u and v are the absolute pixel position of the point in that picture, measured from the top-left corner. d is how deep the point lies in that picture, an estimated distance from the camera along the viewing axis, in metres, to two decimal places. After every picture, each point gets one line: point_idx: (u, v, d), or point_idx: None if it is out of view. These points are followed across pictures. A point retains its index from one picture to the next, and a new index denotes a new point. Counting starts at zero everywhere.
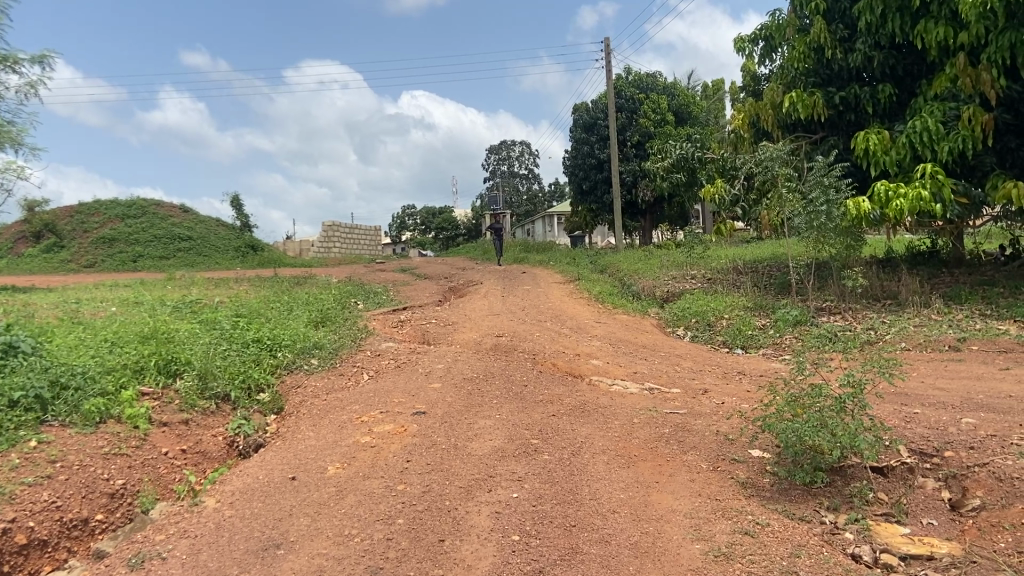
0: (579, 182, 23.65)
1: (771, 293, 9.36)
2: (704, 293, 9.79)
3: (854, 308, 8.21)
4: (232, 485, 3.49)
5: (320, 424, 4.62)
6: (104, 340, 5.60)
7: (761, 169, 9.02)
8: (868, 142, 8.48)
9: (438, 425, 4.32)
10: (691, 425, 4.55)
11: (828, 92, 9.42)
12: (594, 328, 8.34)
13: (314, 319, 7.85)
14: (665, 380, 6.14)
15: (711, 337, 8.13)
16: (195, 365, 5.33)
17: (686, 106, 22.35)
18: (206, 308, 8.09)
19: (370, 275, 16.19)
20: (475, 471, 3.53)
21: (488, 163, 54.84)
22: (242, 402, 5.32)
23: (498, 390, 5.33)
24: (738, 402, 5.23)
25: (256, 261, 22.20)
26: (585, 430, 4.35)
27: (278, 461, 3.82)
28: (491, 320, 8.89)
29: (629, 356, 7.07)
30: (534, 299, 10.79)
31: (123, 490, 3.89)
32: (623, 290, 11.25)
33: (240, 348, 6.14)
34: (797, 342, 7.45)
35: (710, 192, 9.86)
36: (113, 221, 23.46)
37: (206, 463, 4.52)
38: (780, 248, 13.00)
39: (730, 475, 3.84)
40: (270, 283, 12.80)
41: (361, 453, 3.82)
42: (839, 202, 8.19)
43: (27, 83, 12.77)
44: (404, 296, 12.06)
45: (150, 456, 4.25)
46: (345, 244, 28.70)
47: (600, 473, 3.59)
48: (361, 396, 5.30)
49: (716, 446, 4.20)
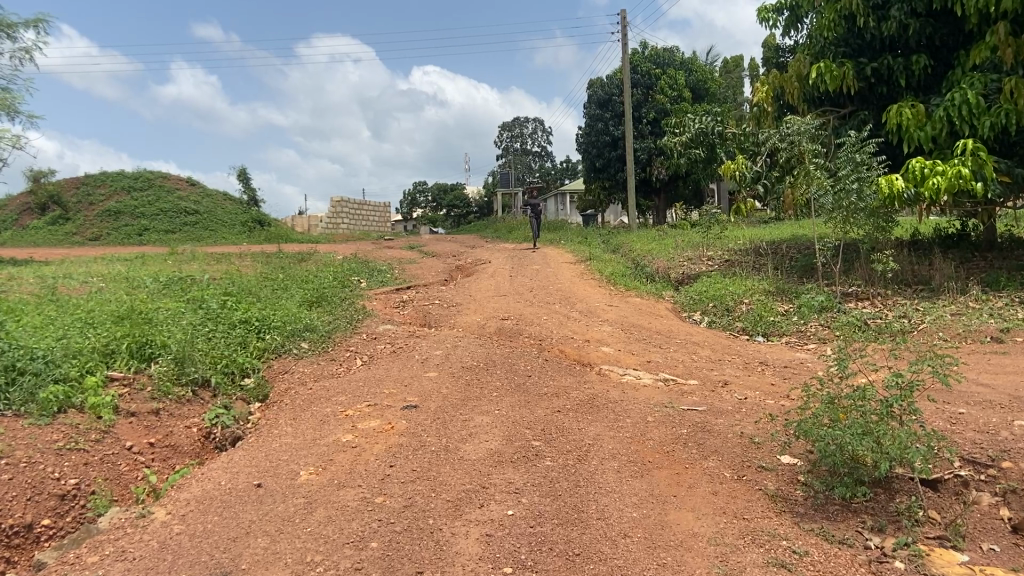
0: (591, 160, 23.08)
1: (794, 277, 8.83)
2: (722, 276, 9.28)
3: (884, 295, 7.71)
4: (190, 491, 3.06)
5: (301, 418, 4.18)
6: (76, 320, 5.18)
7: (786, 145, 8.47)
8: (901, 116, 7.92)
9: (429, 422, 3.88)
10: (712, 425, 4.08)
11: (858, 63, 8.82)
12: (606, 312, 7.88)
13: (309, 299, 7.41)
14: (681, 370, 5.70)
15: (729, 322, 7.65)
16: (172, 349, 4.91)
17: (703, 83, 21.70)
18: (196, 285, 7.66)
19: (376, 252, 15.77)
20: (466, 481, 3.08)
21: (499, 140, 54.15)
22: (223, 388, 4.91)
23: (499, 381, 4.89)
24: (762, 399, 4.77)
25: (262, 236, 21.82)
26: (594, 430, 3.90)
27: (248, 463, 3.39)
28: (497, 302, 8.43)
29: (642, 343, 6.60)
30: (543, 280, 10.32)
31: (75, 492, 3.47)
32: (635, 270, 10.75)
33: (226, 329, 5.73)
34: (824, 331, 6.96)
35: (730, 168, 9.25)
36: (119, 194, 23.09)
37: (176, 458, 4.11)
38: (801, 229, 12.46)
39: (758, 487, 3.39)
40: (271, 260, 12.39)
41: (340, 455, 3.39)
42: (871, 180, 7.65)
43: (21, 48, 12.30)
44: (410, 274, 11.64)
45: (111, 451, 3.82)
46: (354, 220, 28.28)
47: (610, 485, 3.14)
48: (350, 385, 4.85)
49: (740, 451, 3.74)
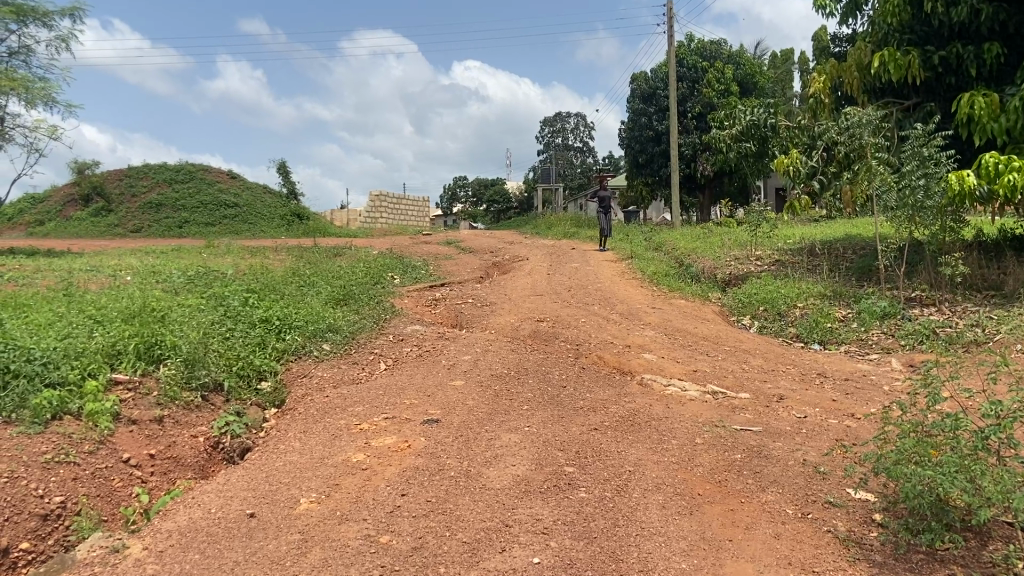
0: (634, 154, 22.49)
1: (852, 280, 8.26)
2: (773, 277, 8.73)
3: (952, 301, 7.13)
4: (175, 520, 2.71)
5: (311, 431, 3.81)
6: (85, 317, 4.91)
7: (846, 139, 7.88)
8: (974, 107, 7.29)
9: (451, 440, 3.48)
10: (769, 450, 3.62)
11: (924, 51, 8.18)
12: (648, 314, 7.41)
13: (336, 297, 7.07)
14: (730, 382, 5.23)
15: (781, 328, 7.14)
16: (182, 350, 4.58)
17: (751, 77, 20.96)
18: (221, 280, 7.38)
19: (413, 247, 15.49)
20: (487, 517, 2.66)
21: (541, 135, 53.59)
22: (237, 393, 4.60)
23: (531, 392, 4.47)
24: (824, 421, 4.29)
25: (301, 230, 21.73)
26: (635, 453, 3.47)
27: (245, 485, 3.02)
28: (533, 302, 8.00)
29: (687, 350, 6.12)
30: (582, 279, 9.88)
31: (60, 511, 3.16)
32: (680, 268, 10.23)
33: (245, 329, 5.42)
34: (887, 340, 6.44)
35: (783, 162, 8.65)
36: (161, 185, 23.20)
37: (178, 472, 3.79)
38: (857, 229, 11.80)
39: (825, 528, 2.94)
40: (305, 254, 12.13)
41: (346, 479, 3.01)
42: (939, 176, 7.07)
43: (58, 38, 12.22)
44: (444, 271, 11.29)
45: (104, 464, 3.51)
46: (393, 215, 28.07)
47: (653, 525, 2.71)
48: (369, 393, 4.48)
49: (803, 483, 3.28)
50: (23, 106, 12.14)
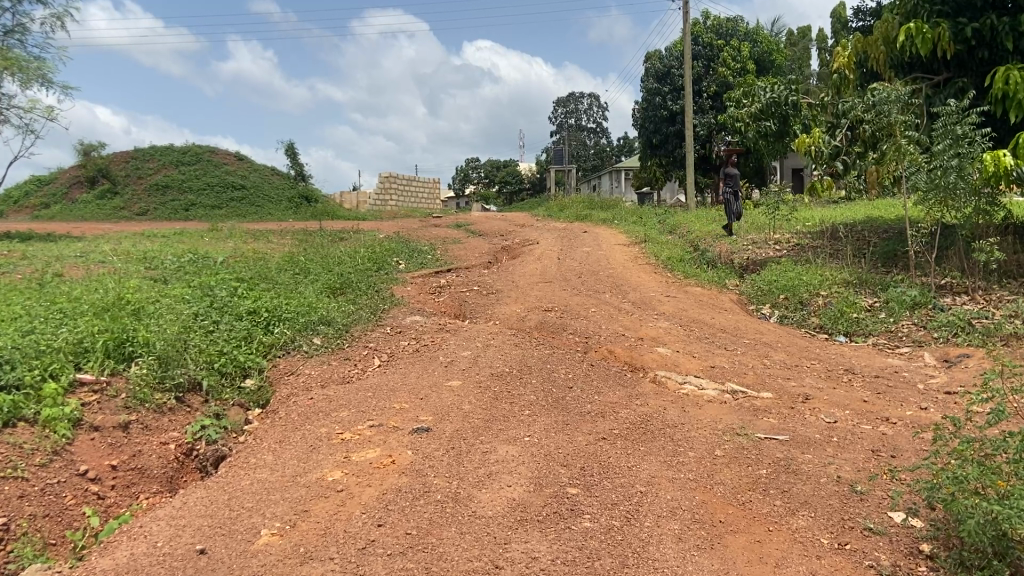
0: (648, 135, 21.94)
1: (878, 267, 7.79)
2: (793, 263, 8.27)
3: (987, 289, 6.67)
4: (114, 558, 2.37)
5: (288, 441, 3.43)
6: (55, 311, 4.55)
7: (872, 116, 7.37)
8: (1010, 82, 6.78)
9: (441, 454, 3.10)
10: (798, 465, 3.21)
11: (956, 23, 7.63)
12: (662, 304, 7.00)
13: (332, 285, 6.69)
14: (751, 380, 4.83)
15: (804, 318, 6.71)
16: (156, 348, 4.22)
17: (768, 54, 20.30)
18: (212, 268, 7.01)
19: (421, 230, 15.09)
20: (474, 554, 2.29)
21: (554, 116, 52.89)
22: (217, 393, 4.25)
23: (534, 394, 4.08)
24: (857, 427, 3.89)
25: (309, 213, 21.38)
26: (648, 468, 3.09)
27: (203, 511, 2.67)
28: (541, 290, 7.59)
29: (704, 343, 5.71)
30: (593, 264, 9.46)
31: (2, 534, 2.83)
32: (696, 253, 9.76)
33: (230, 321, 5.06)
34: (919, 332, 6.00)
35: (804, 142, 8.13)
36: (168, 167, 22.88)
37: (143, 485, 3.46)
38: (880, 212, 11.29)
39: (866, 562, 2.52)
40: (308, 238, 11.77)
41: (318, 505, 2.64)
42: (974, 156, 6.58)
43: (52, 15, 11.84)
44: (451, 255, 10.89)
45: (57, 479, 3.18)
46: (403, 197, 27.66)
47: (668, 565, 2.33)
48: (357, 395, 4.10)
49: (838, 505, 2.88)
50: (18, 85, 11.80)
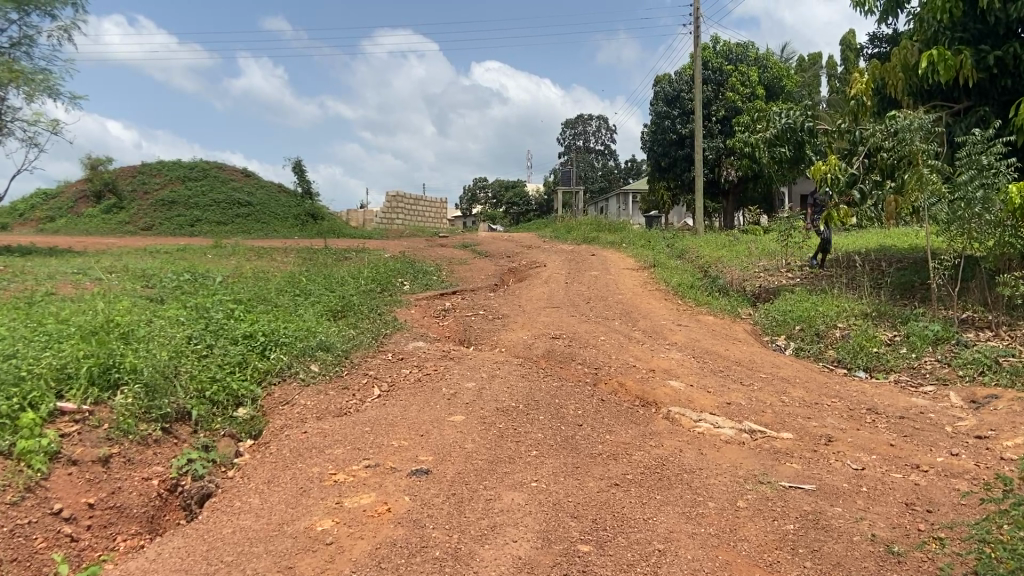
0: (657, 158, 21.77)
1: (897, 298, 7.53)
2: (808, 292, 8.03)
3: (1012, 325, 6.41)
4: None
5: (276, 482, 3.20)
6: (40, 334, 4.33)
7: (893, 144, 7.14)
8: None
9: (441, 502, 2.85)
10: (828, 521, 2.96)
11: (979, 50, 7.40)
12: (674, 333, 6.75)
13: (333, 308, 6.45)
14: (770, 418, 4.57)
15: (821, 351, 6.46)
16: (144, 374, 3.98)
17: (779, 80, 20.13)
18: (210, 288, 6.80)
19: (428, 250, 14.88)
20: None
21: (562, 137, 52.90)
22: (207, 423, 4.01)
23: (541, 433, 3.83)
24: (886, 475, 3.63)
25: (314, 230, 21.24)
26: (665, 521, 2.85)
27: (177, 566, 2.47)
28: (548, 316, 7.35)
29: (719, 377, 5.46)
30: (602, 289, 9.22)
31: None
32: (707, 279, 9.51)
33: (224, 345, 4.82)
34: (944, 369, 5.74)
35: (820, 168, 7.87)
36: (175, 183, 22.80)
37: (122, 525, 3.24)
38: (895, 241, 11.03)
39: None
40: (313, 257, 11.58)
41: (304, 561, 2.41)
42: (999, 187, 6.35)
43: (59, 27, 11.75)
44: (457, 277, 10.67)
45: (28, 520, 2.97)
46: (409, 216, 27.52)
47: None
48: (354, 430, 3.86)
49: (873, 567, 2.63)
50: (23, 98, 11.69)
